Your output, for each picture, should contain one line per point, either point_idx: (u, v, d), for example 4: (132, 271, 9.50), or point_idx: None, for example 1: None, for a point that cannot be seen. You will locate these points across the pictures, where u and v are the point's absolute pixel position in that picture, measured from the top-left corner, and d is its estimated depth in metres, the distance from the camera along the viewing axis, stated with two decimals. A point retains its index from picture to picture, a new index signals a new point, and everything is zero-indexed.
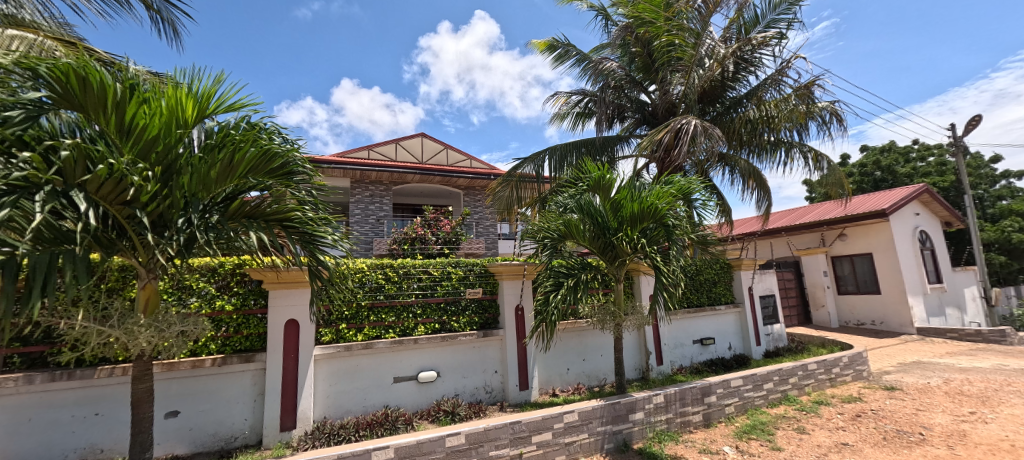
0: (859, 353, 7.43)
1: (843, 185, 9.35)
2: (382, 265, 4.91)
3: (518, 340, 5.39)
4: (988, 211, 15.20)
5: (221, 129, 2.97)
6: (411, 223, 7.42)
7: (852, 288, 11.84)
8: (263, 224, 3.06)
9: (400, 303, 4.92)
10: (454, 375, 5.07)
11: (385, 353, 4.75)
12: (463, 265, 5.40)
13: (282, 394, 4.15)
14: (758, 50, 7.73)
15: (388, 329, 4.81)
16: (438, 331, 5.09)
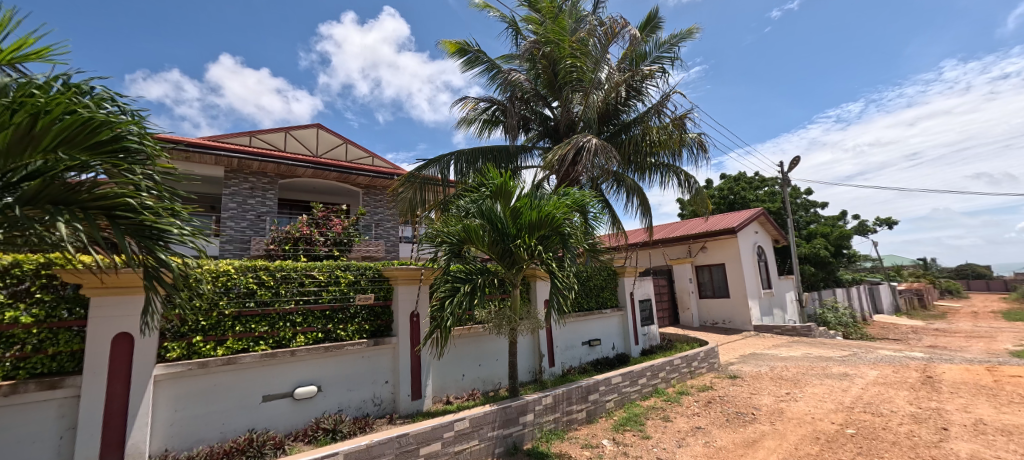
0: (713, 348, 8.62)
1: (706, 204, 10.79)
2: (254, 267, 4.39)
3: (411, 348, 5.20)
4: (802, 232, 18.84)
5: (19, 87, 2.44)
6: (295, 222, 6.79)
7: (710, 292, 13.70)
8: (79, 213, 2.46)
9: (276, 311, 4.43)
10: (338, 388, 4.71)
11: (252, 368, 4.22)
12: (355, 269, 5.06)
13: (103, 425, 3.43)
14: (645, 81, 8.59)
15: (258, 341, 4.29)
16: (321, 342, 4.68)
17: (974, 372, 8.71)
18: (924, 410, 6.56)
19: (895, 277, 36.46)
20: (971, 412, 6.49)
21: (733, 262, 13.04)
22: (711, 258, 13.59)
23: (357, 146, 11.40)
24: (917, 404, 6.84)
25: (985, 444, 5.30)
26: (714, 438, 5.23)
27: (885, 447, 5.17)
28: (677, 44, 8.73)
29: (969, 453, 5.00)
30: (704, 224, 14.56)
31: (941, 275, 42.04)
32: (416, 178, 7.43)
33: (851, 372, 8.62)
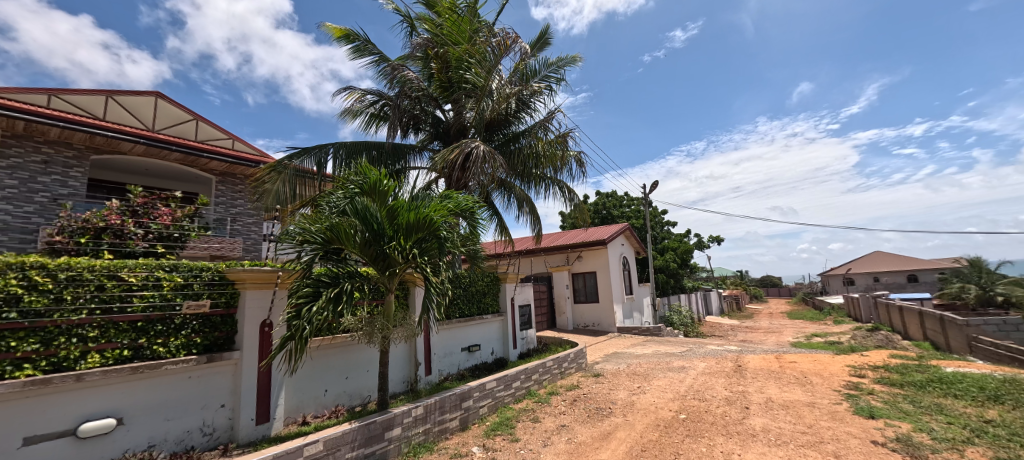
0: (581, 349, 9.31)
1: (583, 216, 11.68)
2: (24, 264, 3.42)
3: (258, 363, 4.55)
4: (658, 245, 21.62)
5: None
6: (101, 207, 5.48)
7: (583, 298, 14.83)
8: None
9: (57, 324, 3.49)
10: (152, 418, 3.90)
11: (13, 401, 3.25)
12: (185, 270, 4.29)
13: None
14: (534, 97, 8.97)
15: (21, 363, 3.31)
16: (128, 360, 3.82)
17: (769, 361, 10.93)
18: (735, 393, 7.97)
19: (721, 285, 44.24)
20: (766, 393, 8.09)
21: (603, 271, 14.33)
22: (585, 266, 14.74)
23: (212, 125, 9.76)
24: (732, 389, 8.28)
25: (773, 418, 6.63)
26: (575, 434, 5.61)
27: (706, 428, 6.13)
28: (562, 67, 9.32)
29: (762, 426, 6.21)
30: (580, 235, 15.76)
31: (751, 283, 52.32)
32: (285, 168, 6.61)
33: (686, 365, 10.10)
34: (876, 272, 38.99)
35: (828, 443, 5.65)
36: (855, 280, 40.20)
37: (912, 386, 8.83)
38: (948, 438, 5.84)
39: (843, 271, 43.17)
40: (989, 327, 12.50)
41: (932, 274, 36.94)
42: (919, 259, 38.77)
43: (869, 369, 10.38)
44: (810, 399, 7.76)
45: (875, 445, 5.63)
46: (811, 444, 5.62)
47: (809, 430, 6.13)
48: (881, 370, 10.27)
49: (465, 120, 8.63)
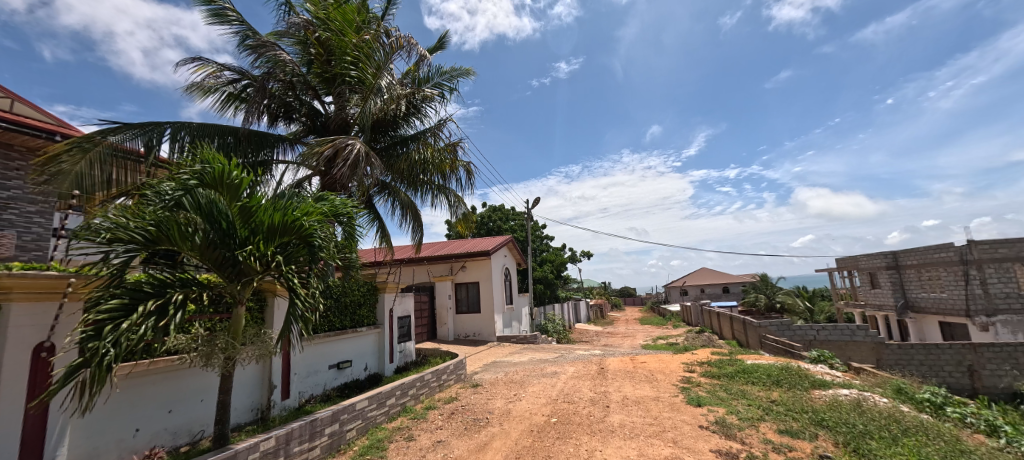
0: (461, 360, 9.15)
1: (467, 226, 11.64)
2: None
3: (26, 402, 3.46)
4: (538, 257, 22.70)
5: None
6: None
7: (464, 308, 14.73)
8: None
9: None
10: None
11: None
12: None
13: None
14: (426, 102, 8.64)
15: None
16: None
17: (625, 362, 12.17)
18: (598, 394, 8.64)
19: (587, 295, 48.40)
20: (623, 391, 8.94)
21: (485, 281, 14.45)
22: (468, 276, 14.69)
23: None
24: (596, 390, 8.95)
25: (628, 413, 7.34)
26: (452, 449, 5.43)
27: (574, 428, 6.48)
28: (456, 77, 9.23)
29: (619, 422, 6.81)
30: (464, 245, 15.69)
31: (611, 293, 58.38)
32: (95, 145, 5.23)
33: (557, 370, 10.66)
34: (703, 284, 46.83)
35: (668, 431, 6.43)
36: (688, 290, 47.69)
37: (725, 377, 10.65)
38: (752, 419, 7.13)
39: (682, 282, 50.73)
40: (772, 327, 15.73)
41: (739, 286, 45.82)
42: (732, 274, 47.72)
43: (697, 365, 12.25)
44: (656, 394, 8.81)
45: (703, 429, 6.59)
46: (657, 434, 6.33)
47: (656, 422, 6.90)
48: (706, 365, 12.19)
49: (348, 115, 7.97)
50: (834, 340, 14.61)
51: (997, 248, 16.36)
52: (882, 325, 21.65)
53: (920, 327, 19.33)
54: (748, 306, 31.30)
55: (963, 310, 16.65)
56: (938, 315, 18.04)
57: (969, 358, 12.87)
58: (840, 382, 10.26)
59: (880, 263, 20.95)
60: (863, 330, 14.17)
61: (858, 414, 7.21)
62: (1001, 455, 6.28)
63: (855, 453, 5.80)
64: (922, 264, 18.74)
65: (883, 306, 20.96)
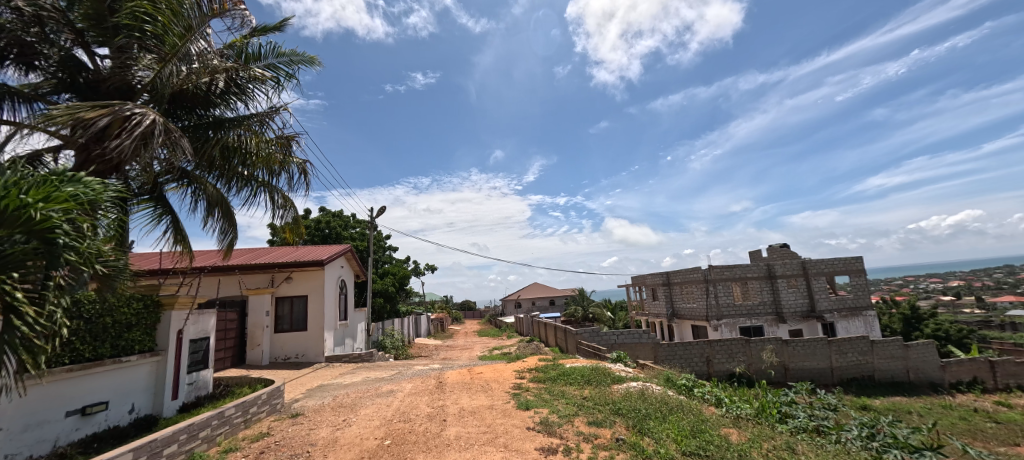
0: (277, 387, 7.78)
1: (298, 232, 10.20)
2: None
3: None
4: (379, 269, 21.38)
5: None
6: None
7: (286, 326, 12.78)
8: None
9: None
10: None
11: None
12: None
13: None
14: (253, 84, 7.14)
15: None
16: None
17: (462, 374, 12.21)
18: (435, 409, 8.36)
19: (429, 309, 47.87)
20: (459, 403, 8.86)
21: (316, 295, 12.86)
22: (294, 289, 12.86)
23: None
24: (433, 405, 8.65)
25: (463, 425, 7.26)
26: None
27: (409, 448, 6.05)
28: (297, 63, 8.06)
29: (455, 435, 6.66)
30: (291, 253, 13.73)
31: (451, 307, 58.94)
32: None
33: (394, 388, 10.01)
34: (534, 297, 50.96)
35: (500, 437, 6.54)
36: (521, 303, 51.31)
37: (548, 380, 11.58)
38: (568, 415, 7.85)
39: (516, 296, 54.29)
40: (586, 334, 17.82)
41: (563, 299, 51.41)
42: (558, 288, 53.32)
43: (526, 371, 13.05)
44: (490, 402, 8.98)
45: (529, 430, 6.93)
46: (489, 441, 6.38)
47: (490, 430, 6.98)
48: (533, 371, 13.06)
49: (133, 78, 6.19)
50: (626, 342, 17.18)
51: (725, 271, 22.20)
52: (658, 331, 26.80)
53: (680, 330, 24.61)
54: (569, 316, 35.16)
55: (704, 315, 21.92)
56: (690, 320, 23.26)
57: (707, 352, 17.00)
58: (630, 377, 12.25)
59: (657, 280, 25.75)
60: (646, 333, 17.32)
61: (643, 401, 8.64)
62: (724, 420, 8.27)
63: (640, 432, 6.86)
64: (683, 282, 23.77)
65: (659, 314, 26.11)
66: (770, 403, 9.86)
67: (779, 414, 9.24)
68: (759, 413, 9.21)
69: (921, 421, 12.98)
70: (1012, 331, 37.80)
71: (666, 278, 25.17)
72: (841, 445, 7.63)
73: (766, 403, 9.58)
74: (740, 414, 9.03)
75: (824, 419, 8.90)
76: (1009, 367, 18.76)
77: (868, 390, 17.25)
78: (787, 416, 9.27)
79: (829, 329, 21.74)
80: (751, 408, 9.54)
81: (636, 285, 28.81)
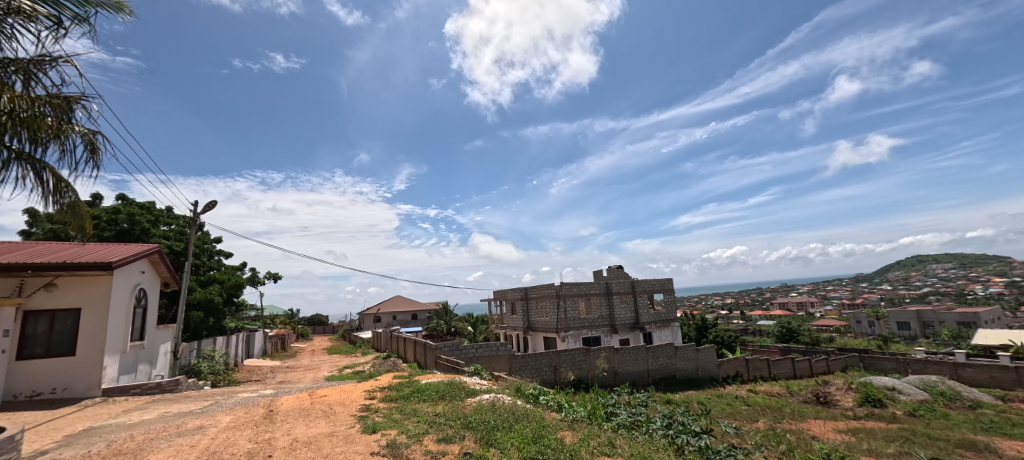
0: (8, 438, 5.60)
1: (76, 225, 7.77)
2: None
3: None
4: (200, 277, 17.74)
5: None
6: None
7: (40, 351, 9.57)
8: None
9: None
10: None
11: None
12: None
13: None
14: (12, 18, 5.24)
15: None
16: None
17: (301, 399, 10.72)
18: (257, 444, 7.03)
19: (269, 324, 41.74)
20: (291, 434, 7.65)
21: (95, 309, 10.03)
22: (58, 301, 9.77)
23: None
24: (256, 439, 7.29)
25: None
26: None
27: None
28: (96, 7, 6.20)
29: None
30: (62, 252, 10.48)
31: (297, 322, 52.45)
32: None
33: (204, 423, 8.19)
34: (394, 311, 48.59)
35: None
36: (381, 318, 48.39)
37: (400, 399, 10.86)
38: (418, 434, 7.38)
39: (372, 309, 51.03)
40: (445, 348, 17.38)
41: (425, 313, 50.20)
42: (421, 301, 51.89)
43: (377, 390, 12.09)
44: (330, 429, 7.97)
45: (372, 456, 6.27)
46: None
47: None
48: (385, 390, 12.16)
49: None
50: (484, 355, 17.28)
51: (574, 287, 24.20)
52: (514, 344, 27.87)
53: (532, 342, 26.06)
54: (430, 331, 34.29)
55: (555, 328, 23.46)
56: (543, 333, 24.73)
57: (555, 361, 18.13)
58: (483, 389, 12.30)
59: (516, 294, 26.82)
60: (503, 345, 17.67)
61: (493, 413, 8.65)
62: (561, 424, 8.77)
63: (486, 444, 6.80)
64: (538, 297, 25.17)
65: (516, 327, 27.20)
66: (600, 405, 10.82)
67: (605, 413, 10.20)
68: (591, 414, 10.04)
69: (703, 410, 16.06)
70: (760, 336, 49.73)
71: (525, 293, 26.41)
72: (648, 435, 8.83)
73: (597, 405, 10.48)
74: (575, 417, 9.75)
75: (638, 414, 10.13)
76: (757, 363, 24.63)
77: (672, 386, 20.55)
78: (611, 415, 10.30)
79: (648, 337, 25.44)
80: (584, 410, 10.37)
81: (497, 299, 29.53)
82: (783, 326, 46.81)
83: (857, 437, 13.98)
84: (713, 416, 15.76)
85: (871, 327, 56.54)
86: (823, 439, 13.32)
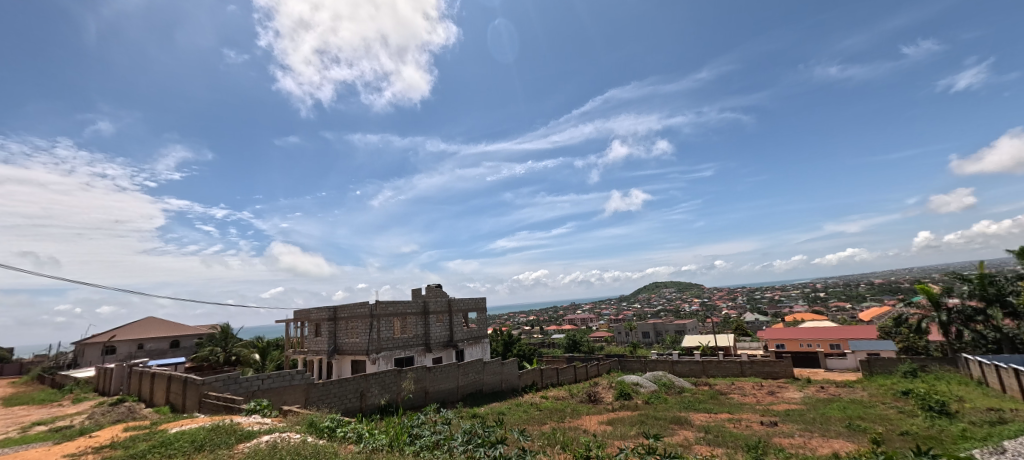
0: None
1: None
2: None
3: None
4: None
5: None
6: None
7: None
8: None
9: None
10: None
11: None
12: None
13: None
14: None
15: None
16: None
17: None
18: None
19: None
20: None
21: None
22: None
23: None
24: None
25: None
26: None
27: None
28: None
29: None
30: None
31: None
32: None
33: None
34: (143, 339, 38.20)
35: None
36: (115, 348, 36.99)
37: (131, 457, 8.62)
38: None
39: (100, 336, 38.55)
40: (217, 383, 14.53)
41: (192, 340, 41.45)
42: (182, 324, 42.19)
43: (90, 453, 9.34)
44: None
45: None
46: None
47: None
48: (103, 450, 9.51)
49: None
50: (274, 387, 15.17)
51: (390, 306, 23.45)
52: (316, 369, 25.24)
53: (339, 366, 24.14)
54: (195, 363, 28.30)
55: (364, 349, 22.21)
56: (351, 356, 23.17)
57: (363, 386, 17.17)
58: (263, 429, 10.78)
59: (323, 315, 24.53)
60: (299, 373, 15.76)
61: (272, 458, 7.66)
62: (359, 457, 8.45)
63: None
64: (349, 317, 23.54)
65: (318, 352, 24.69)
66: (403, 430, 10.78)
67: (409, 437, 10.27)
68: (393, 441, 10.00)
69: (501, 421, 17.72)
70: (550, 348, 57.04)
71: (335, 314, 24.38)
72: (449, 453, 9.26)
73: (400, 430, 10.47)
74: (375, 446, 9.59)
75: (441, 433, 10.44)
76: (549, 371, 28.21)
77: (480, 400, 21.72)
78: (415, 437, 10.43)
79: (460, 354, 26.51)
80: (387, 436, 10.26)
81: (298, 320, 26.33)
82: (570, 338, 54.67)
83: (612, 426, 17.41)
84: (510, 423, 17.43)
85: (625, 335, 71.42)
86: (590, 431, 16.21)
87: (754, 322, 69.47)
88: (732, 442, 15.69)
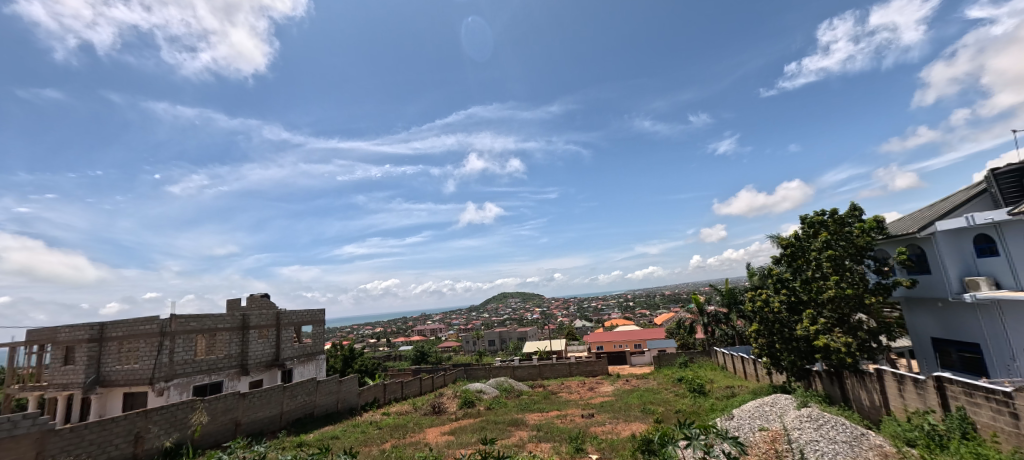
0: None
1: None
2: None
3: None
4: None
5: None
6: None
7: None
8: None
9: None
10: None
11: None
12: None
13: None
14: None
15: None
16: None
17: None
18: None
19: None
20: None
21: None
22: None
23: None
24: None
25: None
26: None
27: None
28: None
29: None
30: None
31: None
32: None
33: None
34: None
35: None
36: None
37: None
38: None
39: None
40: None
41: None
42: None
43: None
44: None
45: None
46: None
47: None
48: None
49: None
50: None
51: (189, 322, 19.92)
52: (60, 410, 19.29)
53: (102, 402, 19.16)
54: None
55: (147, 378, 18.32)
56: (124, 387, 18.67)
57: (138, 426, 13.45)
58: None
59: (77, 336, 19.09)
60: (30, 417, 11.00)
61: None
62: None
63: None
64: (124, 337, 19.05)
65: (67, 386, 18.89)
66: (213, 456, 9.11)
67: None
68: None
69: (336, 444, 17.40)
70: (395, 361, 55.57)
71: (103, 333, 19.20)
72: None
73: None
74: None
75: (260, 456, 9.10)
76: (393, 386, 28.17)
77: (307, 424, 20.12)
78: None
79: (286, 374, 24.57)
80: None
81: (30, 345, 19.60)
82: (418, 350, 53.97)
83: (453, 435, 18.57)
84: (345, 447, 16.97)
85: (473, 344, 73.94)
86: (431, 444, 17.03)
87: (582, 328, 79.69)
88: (559, 436, 18.34)
